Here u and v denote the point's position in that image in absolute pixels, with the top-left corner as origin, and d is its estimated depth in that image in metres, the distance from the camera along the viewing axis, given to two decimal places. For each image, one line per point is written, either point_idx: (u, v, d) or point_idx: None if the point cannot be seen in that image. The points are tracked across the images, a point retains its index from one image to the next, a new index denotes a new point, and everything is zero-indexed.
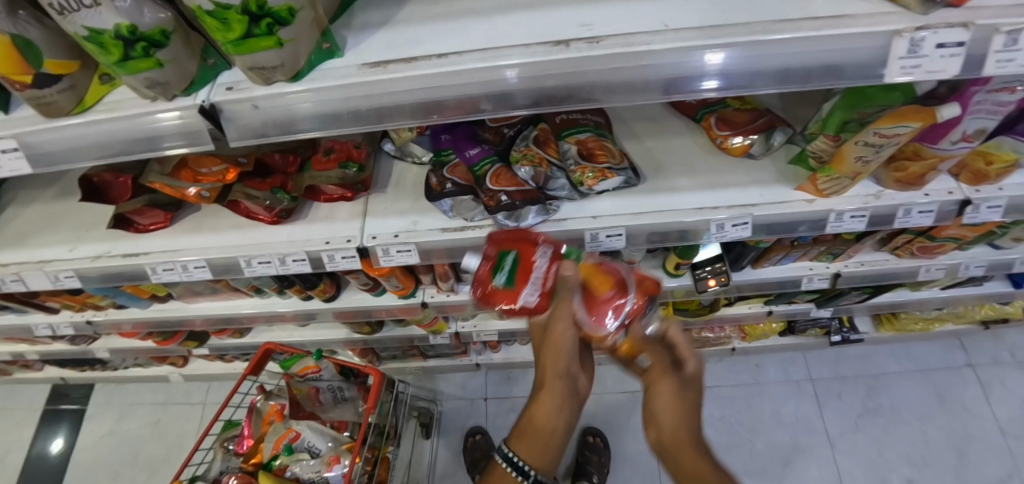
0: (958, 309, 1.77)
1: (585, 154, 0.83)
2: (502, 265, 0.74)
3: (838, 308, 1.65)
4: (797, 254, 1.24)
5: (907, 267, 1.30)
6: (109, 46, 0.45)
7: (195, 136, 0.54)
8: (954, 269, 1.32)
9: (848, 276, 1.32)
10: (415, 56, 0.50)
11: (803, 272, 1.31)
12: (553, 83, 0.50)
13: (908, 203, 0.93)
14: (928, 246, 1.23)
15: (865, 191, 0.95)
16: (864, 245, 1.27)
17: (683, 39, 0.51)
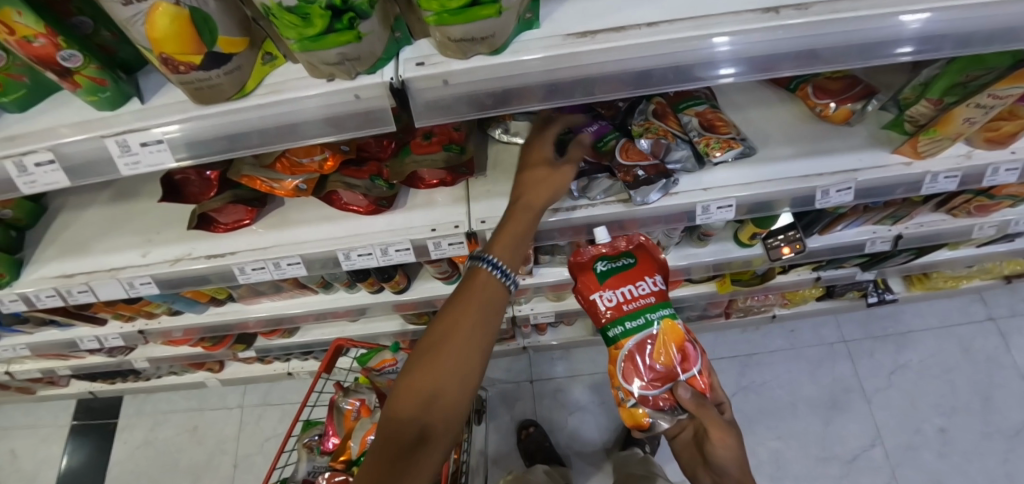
0: (986, 266, 1.82)
1: (705, 125, 0.86)
2: (612, 259, 0.85)
3: (881, 270, 1.68)
4: (864, 218, 1.27)
5: (962, 226, 1.32)
6: (313, 17, 0.41)
7: (375, 116, 0.53)
8: (1005, 225, 1.35)
9: (909, 237, 1.34)
10: (621, 25, 0.51)
11: (867, 236, 1.33)
12: (756, 48, 0.53)
13: (997, 161, 0.94)
14: (985, 205, 1.26)
15: (957, 151, 0.96)
16: (924, 207, 1.29)
17: (877, 4, 0.52)
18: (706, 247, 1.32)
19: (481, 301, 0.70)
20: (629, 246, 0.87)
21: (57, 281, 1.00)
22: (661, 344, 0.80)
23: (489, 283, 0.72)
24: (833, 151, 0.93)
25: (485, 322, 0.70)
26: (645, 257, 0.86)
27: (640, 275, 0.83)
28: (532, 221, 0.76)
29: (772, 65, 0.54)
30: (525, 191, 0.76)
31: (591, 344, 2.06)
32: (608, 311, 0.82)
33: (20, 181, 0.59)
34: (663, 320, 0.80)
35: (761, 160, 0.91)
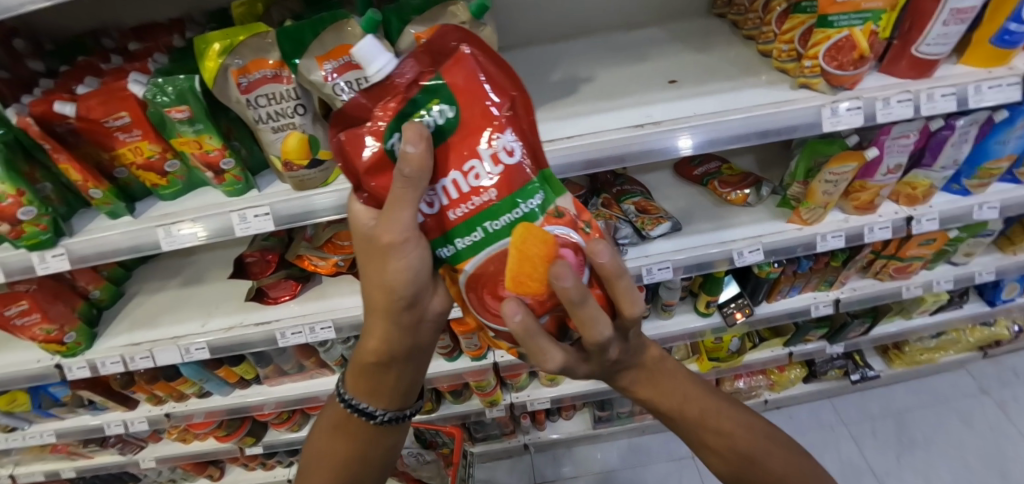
0: (950, 335, 2.05)
1: (641, 210, 1.19)
2: (415, 117, 0.46)
3: (848, 343, 1.88)
4: (801, 284, 1.50)
5: (890, 287, 1.57)
6: None
7: None
8: (930, 286, 1.61)
9: (847, 300, 1.56)
10: (555, 138, 0.82)
11: (809, 301, 1.55)
12: (631, 148, 0.82)
13: (869, 222, 1.21)
14: (902, 267, 1.53)
15: (836, 217, 1.23)
16: (851, 273, 1.55)
17: (705, 117, 0.84)
18: (672, 316, 1.53)
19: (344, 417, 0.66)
20: (438, 82, 0.47)
21: (125, 348, 1.23)
22: (524, 262, 0.45)
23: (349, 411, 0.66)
24: (741, 226, 1.21)
25: (360, 431, 0.67)
26: (475, 91, 0.47)
27: (471, 147, 0.47)
28: (397, 352, 0.56)
29: (651, 151, 0.82)
30: (369, 295, 0.52)
31: (591, 438, 2.14)
32: (431, 224, 0.48)
33: (164, 241, 0.88)
34: (516, 225, 0.47)
35: (682, 234, 1.20)
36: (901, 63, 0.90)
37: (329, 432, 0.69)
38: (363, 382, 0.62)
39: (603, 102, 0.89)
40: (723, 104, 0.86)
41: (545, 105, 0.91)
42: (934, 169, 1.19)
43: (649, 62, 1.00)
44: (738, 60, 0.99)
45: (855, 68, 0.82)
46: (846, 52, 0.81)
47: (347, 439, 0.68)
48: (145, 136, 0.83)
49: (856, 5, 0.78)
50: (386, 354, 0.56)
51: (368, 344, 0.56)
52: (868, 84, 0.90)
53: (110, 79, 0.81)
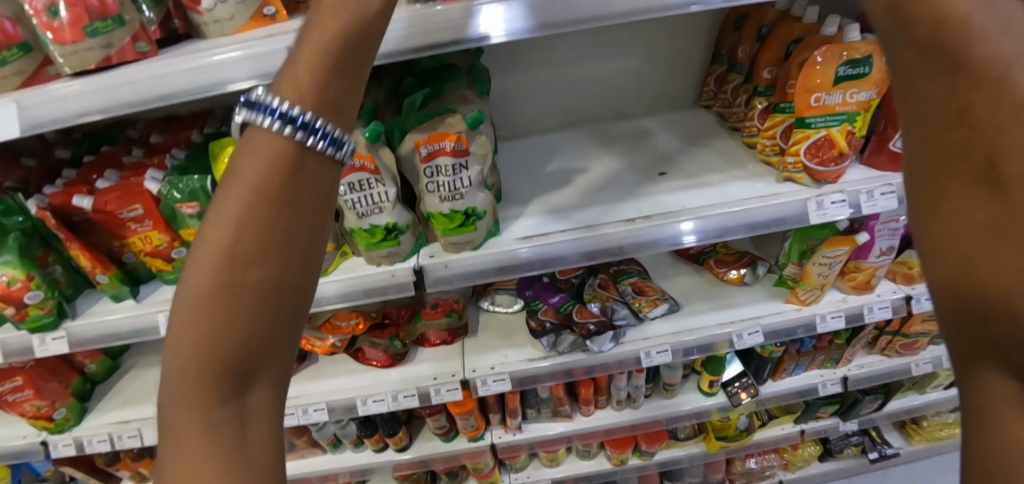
0: None
1: (637, 291, 1.17)
2: None
3: (861, 420, 1.77)
4: (806, 362, 1.46)
5: (899, 363, 1.51)
6: (376, 233, 0.80)
7: (403, 286, 0.86)
8: (939, 361, 1.54)
9: (855, 379, 1.50)
10: (548, 232, 0.86)
11: (816, 379, 1.49)
12: (623, 241, 0.85)
13: (868, 302, 1.20)
14: (908, 343, 1.48)
15: (834, 297, 1.22)
16: (857, 349, 1.48)
17: (693, 211, 0.87)
18: (675, 397, 1.45)
19: (274, 168, 0.36)
20: None
21: (114, 426, 1.22)
22: None
23: (280, 148, 0.36)
24: (739, 306, 1.21)
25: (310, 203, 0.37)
26: None
27: None
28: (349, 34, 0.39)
29: (641, 246, 0.86)
30: None
31: None
32: None
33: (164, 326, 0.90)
34: None
35: (681, 315, 1.19)
36: (880, 157, 0.93)
37: (228, 210, 0.34)
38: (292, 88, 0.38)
39: (595, 195, 0.93)
40: (709, 199, 0.90)
41: (540, 197, 0.95)
42: None
43: (638, 155, 1.05)
44: (725, 152, 1.04)
45: (835, 164, 0.86)
46: (826, 149, 0.85)
47: (290, 209, 0.36)
48: (156, 227, 0.86)
49: (831, 109, 0.83)
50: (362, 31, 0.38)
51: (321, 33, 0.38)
52: (851, 176, 0.93)
53: (128, 175, 0.86)
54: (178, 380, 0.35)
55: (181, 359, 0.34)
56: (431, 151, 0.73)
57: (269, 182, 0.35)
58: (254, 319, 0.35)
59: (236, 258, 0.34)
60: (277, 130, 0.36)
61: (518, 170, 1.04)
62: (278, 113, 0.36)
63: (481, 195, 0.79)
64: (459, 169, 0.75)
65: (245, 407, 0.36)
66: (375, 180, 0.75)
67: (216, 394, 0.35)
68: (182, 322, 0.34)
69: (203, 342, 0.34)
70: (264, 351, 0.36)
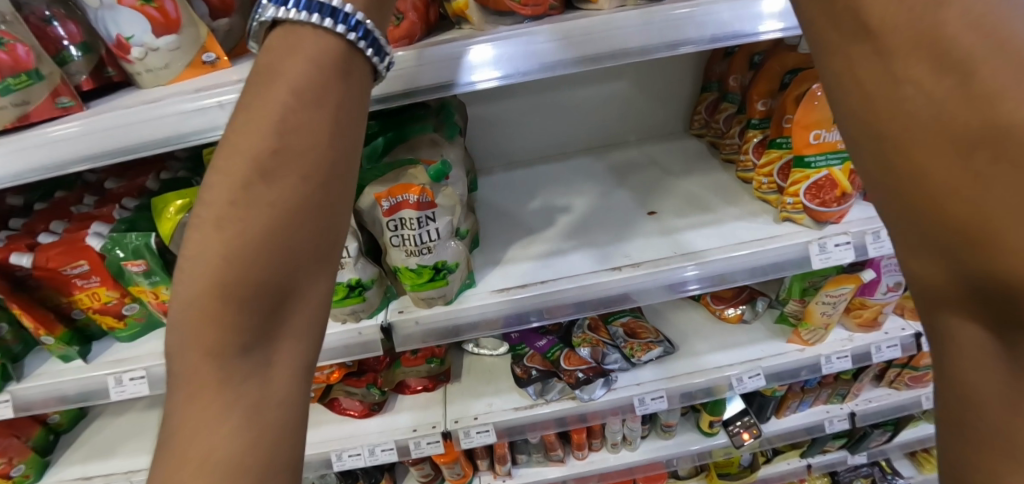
0: None
1: (629, 332, 1.10)
2: None
3: (870, 451, 1.68)
4: (810, 398, 1.38)
5: (908, 397, 1.42)
6: (338, 290, 0.73)
7: (370, 345, 0.78)
8: None
9: (863, 414, 1.41)
10: (526, 282, 0.79)
11: (822, 415, 1.41)
12: (610, 292, 0.78)
13: (875, 341, 1.13)
14: (918, 376, 1.40)
15: (839, 335, 1.14)
16: (864, 383, 1.40)
17: (686, 256, 0.80)
18: (673, 438, 1.37)
19: (313, 71, 0.34)
20: None
21: None
22: None
23: (322, 44, 0.35)
24: (739, 345, 1.13)
25: (352, 119, 0.35)
26: None
27: None
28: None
29: (628, 297, 0.79)
30: None
31: None
32: None
33: (113, 390, 0.83)
34: None
35: (677, 357, 1.12)
36: None
37: (259, 118, 0.32)
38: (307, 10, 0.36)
39: (579, 238, 0.86)
40: (703, 242, 0.82)
41: (520, 240, 0.88)
42: None
43: (628, 190, 0.98)
44: (718, 185, 0.97)
45: (838, 204, 0.80)
46: (827, 190, 0.79)
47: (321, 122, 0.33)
48: (104, 282, 0.80)
49: (831, 147, 0.77)
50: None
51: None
52: (854, 214, 0.86)
53: (73, 228, 0.79)
54: (190, 312, 0.31)
55: (196, 289, 0.31)
56: (393, 204, 0.66)
57: (306, 88, 0.33)
58: (286, 241, 0.32)
59: (265, 172, 0.32)
60: (316, 24, 0.35)
61: (498, 209, 0.97)
62: (322, 6, 0.35)
63: (451, 247, 0.72)
64: (425, 222, 0.68)
65: (270, 354, 0.32)
66: None
67: (237, 331, 0.31)
68: (203, 243, 0.31)
69: (228, 263, 0.31)
70: (303, 278, 0.34)
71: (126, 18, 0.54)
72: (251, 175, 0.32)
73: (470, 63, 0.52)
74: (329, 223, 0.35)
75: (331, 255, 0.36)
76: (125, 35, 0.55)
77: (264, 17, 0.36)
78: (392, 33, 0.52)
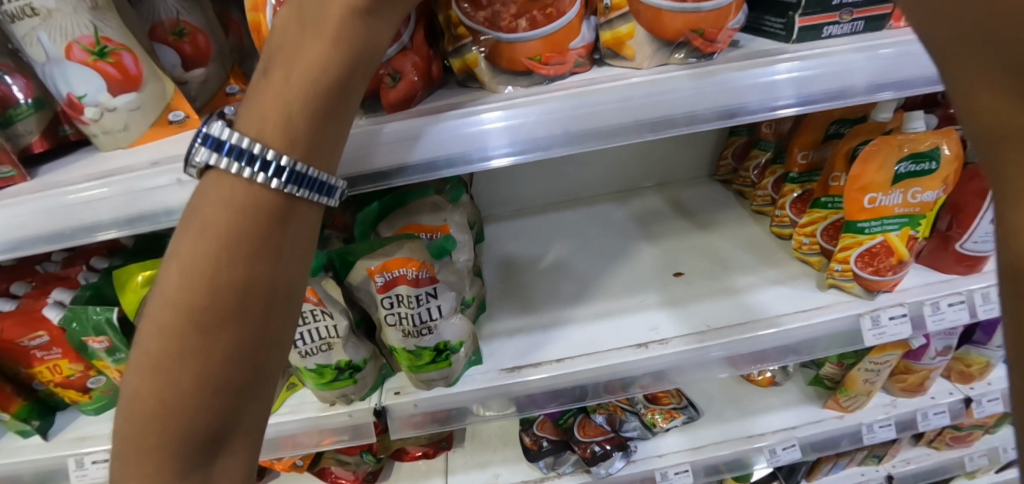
0: None
1: (650, 397, 0.99)
2: None
3: None
4: (845, 460, 1.26)
5: (950, 458, 1.29)
6: (325, 374, 0.63)
7: (362, 430, 0.69)
8: (995, 453, 1.31)
9: (902, 477, 1.28)
10: (540, 360, 0.69)
11: (856, 478, 1.29)
12: (634, 373, 0.69)
13: (922, 407, 1.02)
14: (960, 436, 1.26)
15: (881, 400, 1.04)
16: (902, 443, 1.28)
17: (725, 332, 0.70)
18: None
19: (246, 214, 0.32)
20: None
21: None
22: None
23: (258, 197, 0.32)
24: (770, 411, 1.03)
25: (293, 253, 0.34)
26: None
27: None
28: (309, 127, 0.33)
29: (656, 377, 0.69)
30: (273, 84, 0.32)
31: None
32: None
33: (73, 473, 0.73)
34: None
35: (701, 424, 1.01)
36: (944, 256, 0.78)
37: (188, 269, 0.31)
38: (267, 135, 0.32)
39: (601, 304, 0.77)
40: (741, 314, 0.72)
41: (533, 305, 0.79)
42: (988, 346, 1.03)
43: (651, 246, 0.89)
44: (751, 242, 0.87)
45: (892, 273, 0.71)
46: (882, 257, 0.70)
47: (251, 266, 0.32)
48: (66, 354, 0.71)
49: (888, 211, 0.68)
50: (345, 67, 0.33)
51: (296, 68, 0.32)
52: (908, 281, 0.78)
53: (33, 295, 0.70)
54: (129, 445, 0.32)
55: (133, 430, 0.31)
56: (388, 280, 0.57)
57: (230, 238, 0.31)
58: (221, 383, 0.32)
59: (197, 324, 0.31)
60: (248, 175, 0.32)
61: (507, 266, 0.88)
62: (250, 156, 0.31)
63: (453, 323, 0.63)
64: (424, 299, 0.59)
65: (211, 479, 0.33)
66: (319, 312, 0.59)
67: (176, 464, 0.32)
68: (136, 388, 0.31)
69: (164, 410, 0.31)
70: (242, 411, 0.34)
71: (77, 75, 0.46)
72: (182, 328, 0.31)
73: (486, 133, 0.43)
74: (273, 352, 0.34)
75: (273, 379, 0.35)
76: (77, 93, 0.47)
77: (195, 163, 0.33)
78: (386, 95, 0.44)
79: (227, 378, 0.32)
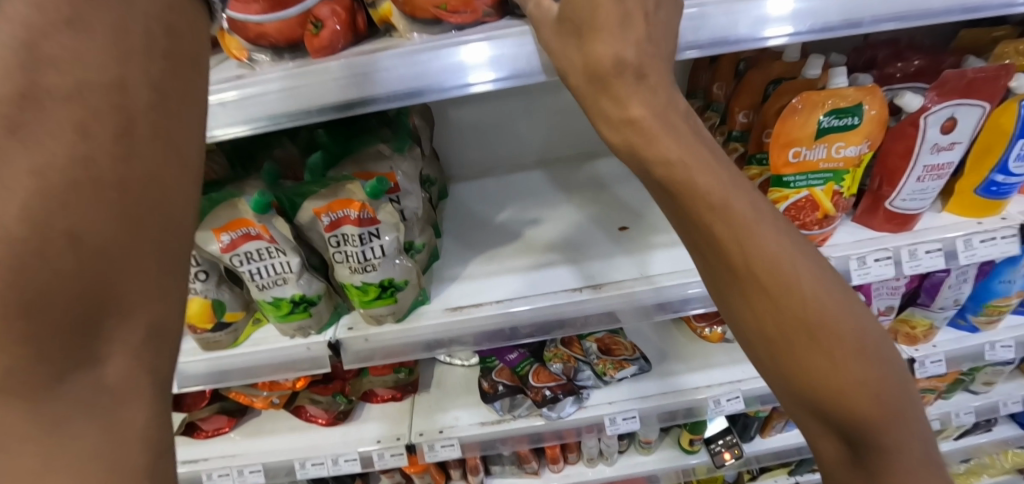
0: (983, 459, 1.53)
1: (603, 349, 1.06)
2: None
3: None
4: None
5: None
6: (281, 306, 0.70)
7: (319, 361, 0.75)
8: (947, 419, 1.34)
9: None
10: (482, 301, 0.75)
11: None
12: (569, 314, 0.74)
13: None
14: None
15: None
16: None
17: (654, 281, 0.75)
18: (653, 454, 1.32)
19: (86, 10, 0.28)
20: None
21: None
22: None
23: None
24: (718, 366, 1.09)
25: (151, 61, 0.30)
26: None
27: None
28: None
29: (591, 319, 0.74)
30: None
31: None
32: None
33: None
34: None
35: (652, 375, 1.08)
36: (876, 214, 0.83)
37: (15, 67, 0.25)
38: None
39: (546, 254, 0.83)
40: (674, 263, 0.78)
41: (481, 256, 0.84)
42: (931, 308, 1.08)
43: (602, 205, 0.93)
44: None
45: (819, 227, 0.75)
46: (807, 211, 0.74)
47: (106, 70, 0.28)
48: None
49: (814, 166, 0.71)
50: None
51: None
52: (841, 238, 0.83)
53: None
54: None
55: None
56: (333, 219, 0.63)
57: (52, 28, 0.26)
58: (88, 222, 0.26)
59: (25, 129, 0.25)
60: None
61: (465, 222, 0.93)
62: None
63: (398, 263, 0.68)
64: (367, 238, 0.64)
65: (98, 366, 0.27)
66: (274, 249, 0.65)
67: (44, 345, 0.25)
68: None
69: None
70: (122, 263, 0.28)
71: None
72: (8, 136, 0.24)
73: (463, 64, 0.49)
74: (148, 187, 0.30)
75: (173, 237, 0.31)
76: None
77: None
78: (310, 42, 0.49)
79: (93, 220, 0.27)
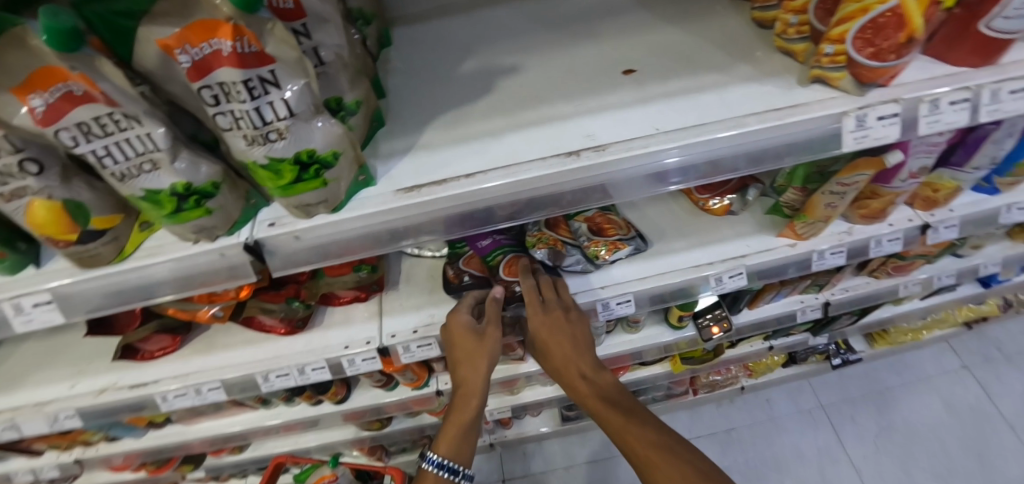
0: (939, 315, 1.53)
1: (595, 229, 0.90)
2: None
3: (833, 333, 1.48)
4: (786, 290, 1.24)
5: (887, 286, 1.26)
6: (163, 203, 0.50)
7: (239, 270, 0.58)
8: (929, 282, 1.28)
9: (838, 303, 1.28)
10: (444, 178, 0.55)
11: (795, 306, 1.28)
12: (563, 188, 0.56)
13: (878, 234, 0.96)
14: (901, 265, 1.23)
15: (838, 228, 0.97)
16: (845, 272, 1.23)
17: (673, 138, 0.56)
18: (639, 333, 1.27)
19: None
20: None
21: None
22: None
23: None
24: (721, 241, 0.96)
25: None
26: None
27: None
28: None
29: (591, 192, 0.57)
30: None
31: (541, 438, 1.67)
32: None
33: None
34: None
35: (648, 256, 0.95)
36: (962, 44, 0.62)
37: None
38: None
39: (527, 113, 0.62)
40: (700, 113, 0.58)
41: (438, 122, 0.63)
42: (964, 169, 0.93)
43: (595, 44, 0.70)
44: (719, 38, 0.69)
45: (897, 56, 0.54)
46: (887, 33, 0.52)
47: None
48: None
49: None
50: None
51: None
52: (908, 75, 0.64)
53: None
54: None
55: None
56: (198, 59, 0.39)
57: None
58: None
59: None
60: None
61: (416, 79, 0.70)
62: None
63: (318, 128, 0.47)
64: (259, 89, 0.42)
65: None
66: (120, 117, 0.43)
67: None
68: None
69: None
70: None
71: None
72: None
73: None
74: None
75: None
76: None
77: None
78: None
79: None
